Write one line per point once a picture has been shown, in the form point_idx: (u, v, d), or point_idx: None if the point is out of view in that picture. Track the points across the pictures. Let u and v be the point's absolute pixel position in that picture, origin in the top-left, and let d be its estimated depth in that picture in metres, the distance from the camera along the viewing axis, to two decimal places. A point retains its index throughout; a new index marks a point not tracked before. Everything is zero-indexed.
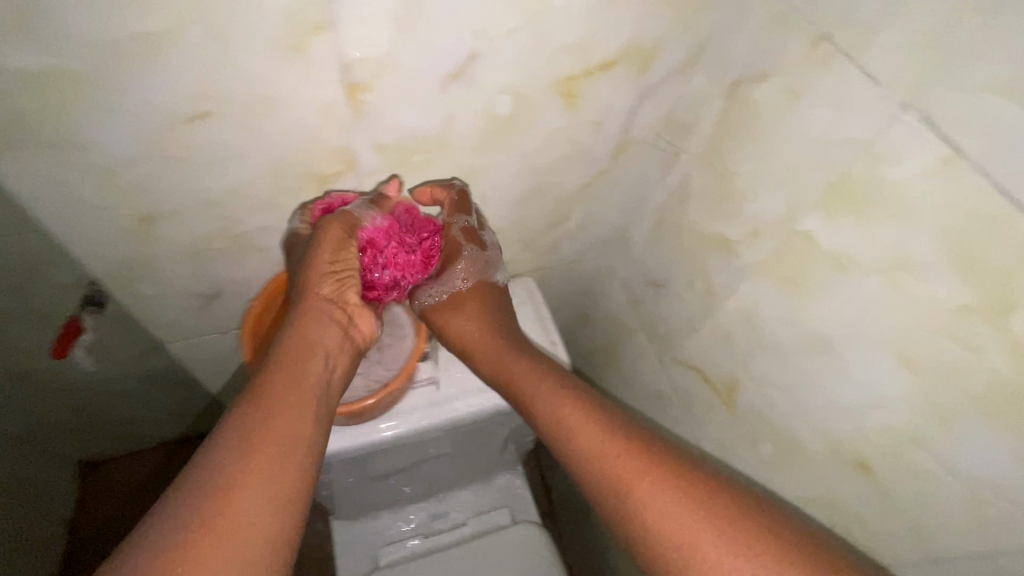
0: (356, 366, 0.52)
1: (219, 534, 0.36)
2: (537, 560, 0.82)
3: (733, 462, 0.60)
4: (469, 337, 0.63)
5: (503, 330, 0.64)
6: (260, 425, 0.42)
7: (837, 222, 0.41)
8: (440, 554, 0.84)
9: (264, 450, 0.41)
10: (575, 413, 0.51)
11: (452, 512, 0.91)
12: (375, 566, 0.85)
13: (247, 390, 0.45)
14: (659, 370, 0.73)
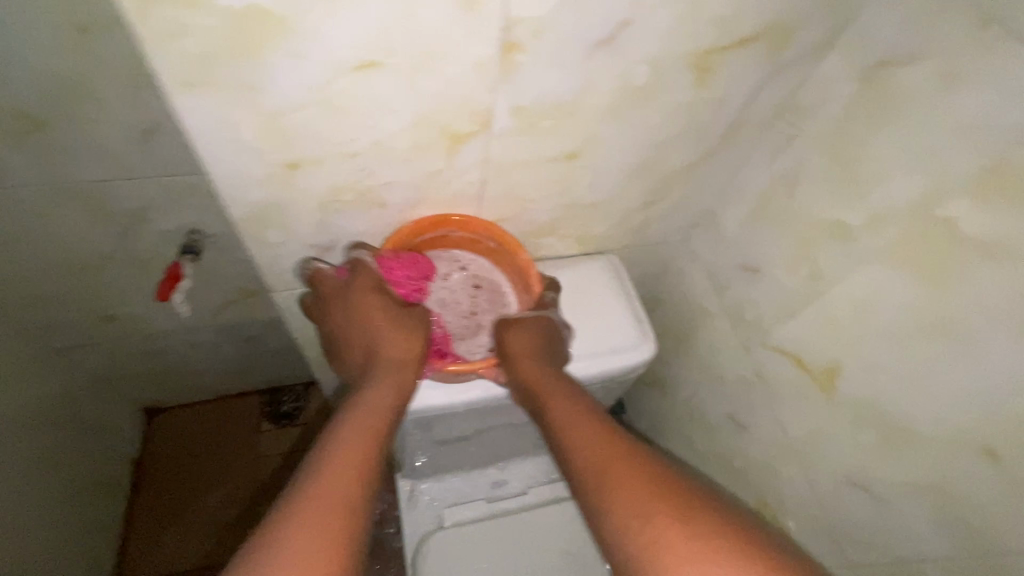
0: (389, 395, 0.56)
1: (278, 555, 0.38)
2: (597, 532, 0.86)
3: (824, 448, 0.60)
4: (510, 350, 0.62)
5: (547, 359, 0.63)
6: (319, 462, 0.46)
7: (989, 208, 0.41)
8: (505, 519, 0.88)
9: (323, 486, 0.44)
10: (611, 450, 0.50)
11: (512, 480, 0.94)
12: (441, 525, 0.89)
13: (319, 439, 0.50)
14: (742, 355, 0.73)
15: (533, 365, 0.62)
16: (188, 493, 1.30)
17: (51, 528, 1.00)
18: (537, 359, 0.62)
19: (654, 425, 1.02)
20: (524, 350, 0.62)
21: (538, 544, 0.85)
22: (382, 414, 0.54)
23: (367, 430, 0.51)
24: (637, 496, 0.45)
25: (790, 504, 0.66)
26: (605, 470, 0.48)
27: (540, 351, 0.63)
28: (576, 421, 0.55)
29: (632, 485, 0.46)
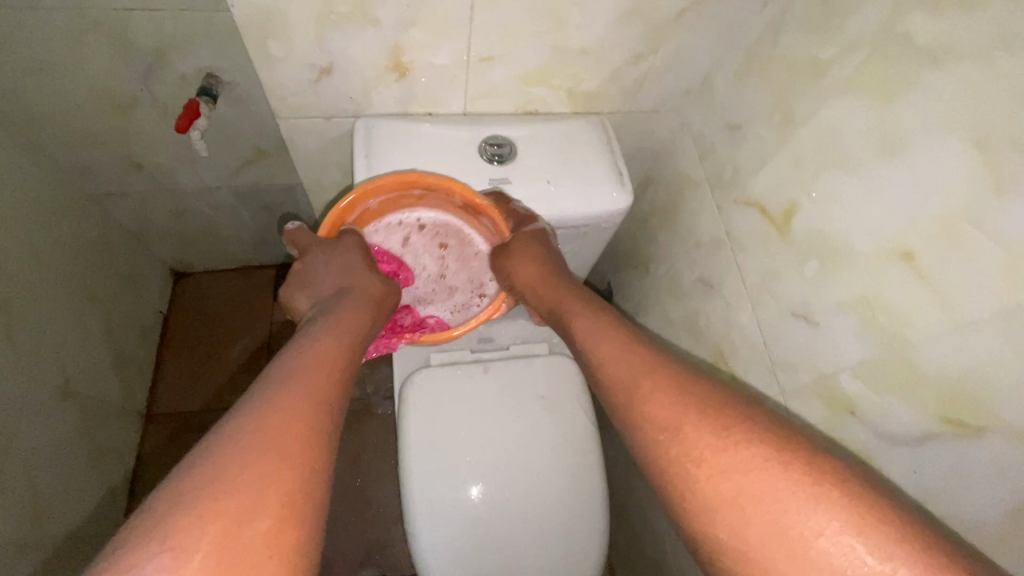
0: (361, 325, 0.62)
1: (232, 480, 0.38)
2: (566, 383, 0.97)
3: (774, 288, 0.65)
4: (532, 275, 0.70)
5: (560, 273, 0.70)
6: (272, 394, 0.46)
7: (945, 14, 0.43)
8: (485, 365, 0.96)
9: (275, 419, 0.43)
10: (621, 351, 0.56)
11: (498, 336, 1.00)
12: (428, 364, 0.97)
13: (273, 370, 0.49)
14: (717, 216, 0.77)
15: (547, 285, 0.69)
16: (206, 347, 1.41)
17: (94, 350, 1.13)
18: (549, 278, 0.69)
19: (637, 304, 1.07)
20: (537, 273, 0.70)
21: (513, 390, 0.95)
22: (355, 340, 0.60)
23: (339, 345, 0.56)
24: (639, 380, 0.51)
25: (742, 349, 0.72)
26: (617, 366, 0.54)
27: (550, 265, 0.70)
28: (586, 323, 0.62)
29: (641, 377, 0.51)
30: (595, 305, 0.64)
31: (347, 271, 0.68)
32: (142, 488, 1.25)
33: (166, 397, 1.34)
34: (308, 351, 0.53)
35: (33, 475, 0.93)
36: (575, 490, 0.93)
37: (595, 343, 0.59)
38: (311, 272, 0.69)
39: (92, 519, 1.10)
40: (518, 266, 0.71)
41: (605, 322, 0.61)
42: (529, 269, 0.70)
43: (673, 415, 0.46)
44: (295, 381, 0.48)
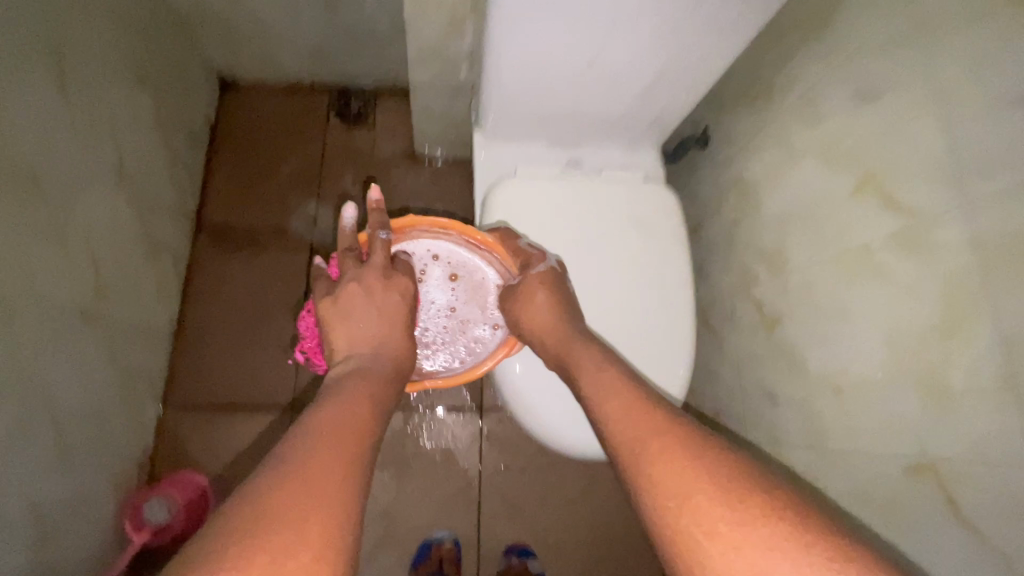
0: (388, 377, 0.58)
1: (273, 516, 0.37)
2: (667, 215, 0.86)
3: (986, 82, 0.53)
4: (541, 320, 0.69)
5: (569, 314, 0.70)
6: (314, 435, 0.45)
7: None
8: (580, 185, 0.87)
9: (322, 451, 0.43)
10: (638, 415, 0.50)
11: (587, 161, 0.93)
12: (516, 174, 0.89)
13: (315, 412, 0.48)
14: (903, 9, 0.63)
15: (552, 326, 0.69)
16: (256, 162, 1.31)
17: (149, 137, 1.05)
18: (556, 319, 0.69)
19: (743, 146, 0.95)
20: (542, 310, 0.70)
21: (606, 211, 0.85)
22: (384, 386, 0.56)
23: (371, 389, 0.54)
24: (637, 433, 0.48)
25: (908, 164, 0.61)
26: (630, 428, 0.49)
27: (561, 299, 0.71)
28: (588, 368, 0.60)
29: (639, 429, 0.49)
30: (592, 349, 0.63)
31: (367, 300, 0.64)
32: (194, 292, 1.21)
33: (218, 207, 1.27)
34: (347, 395, 0.52)
35: (90, 247, 0.88)
36: (675, 323, 0.82)
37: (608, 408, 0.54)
38: (333, 303, 0.65)
39: (150, 310, 1.07)
40: (522, 304, 0.71)
41: (610, 369, 0.59)
42: (543, 311, 0.70)
43: (677, 478, 0.43)
44: (321, 441, 0.44)
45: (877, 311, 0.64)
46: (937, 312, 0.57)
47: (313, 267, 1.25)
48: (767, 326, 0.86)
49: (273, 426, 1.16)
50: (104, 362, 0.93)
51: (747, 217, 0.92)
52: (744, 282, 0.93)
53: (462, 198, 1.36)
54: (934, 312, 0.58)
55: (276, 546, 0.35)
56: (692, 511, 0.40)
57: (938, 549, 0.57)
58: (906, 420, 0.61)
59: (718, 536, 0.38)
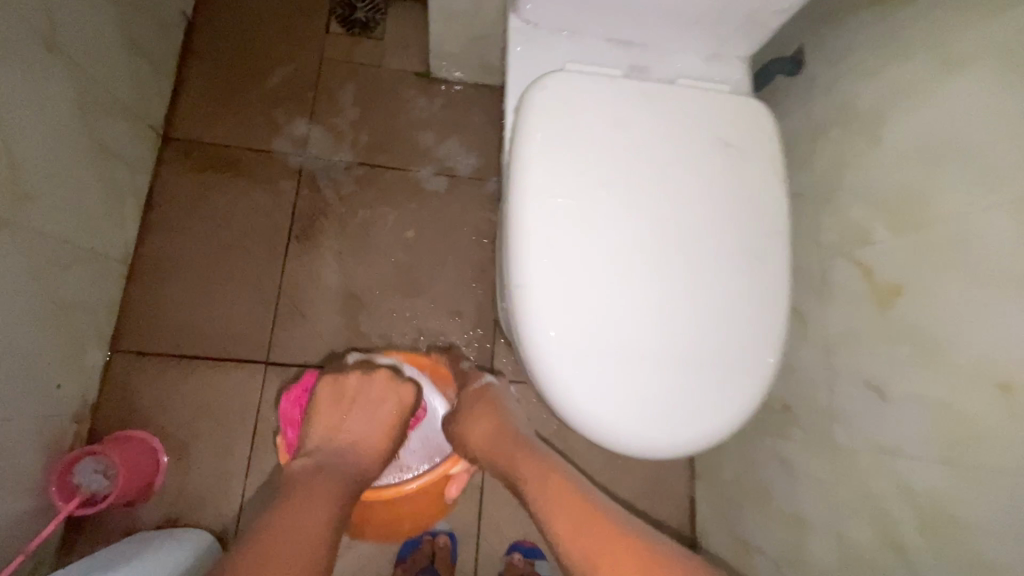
0: (349, 481, 0.65)
1: None
2: (765, 134, 0.64)
3: None
4: (483, 431, 0.75)
5: (507, 435, 0.73)
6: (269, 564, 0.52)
7: None
8: (652, 86, 0.63)
9: None
10: (589, 530, 0.56)
11: (655, 70, 0.68)
12: (564, 70, 0.65)
13: (274, 529, 0.55)
14: None
15: (496, 431, 0.74)
16: (238, 69, 1.09)
17: (100, 15, 0.84)
18: (497, 434, 0.73)
19: (861, 63, 0.72)
20: (486, 424, 0.75)
21: (685, 118, 0.62)
22: (343, 494, 0.63)
23: (335, 494, 0.62)
24: (571, 519, 0.58)
25: None
26: (575, 539, 0.56)
27: (500, 424, 0.75)
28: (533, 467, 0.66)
29: (577, 515, 0.58)
30: (531, 453, 0.68)
31: (362, 410, 0.72)
32: (156, 219, 1.01)
33: (188, 120, 1.06)
34: (312, 509, 0.59)
35: (11, 137, 0.68)
36: (764, 279, 0.61)
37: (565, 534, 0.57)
38: (340, 389, 0.73)
39: (96, 235, 0.89)
40: (470, 421, 0.77)
41: (569, 494, 0.60)
42: (482, 430, 0.75)
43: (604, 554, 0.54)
44: (290, 528, 0.56)
45: (960, 313, 0.56)
46: None
47: (300, 198, 1.05)
48: (884, 301, 0.65)
49: (242, 383, 0.97)
50: (27, 287, 0.74)
51: (862, 157, 0.70)
52: (849, 241, 0.71)
53: (483, 131, 1.14)
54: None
55: None
56: None
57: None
58: (988, 486, 0.53)
59: None
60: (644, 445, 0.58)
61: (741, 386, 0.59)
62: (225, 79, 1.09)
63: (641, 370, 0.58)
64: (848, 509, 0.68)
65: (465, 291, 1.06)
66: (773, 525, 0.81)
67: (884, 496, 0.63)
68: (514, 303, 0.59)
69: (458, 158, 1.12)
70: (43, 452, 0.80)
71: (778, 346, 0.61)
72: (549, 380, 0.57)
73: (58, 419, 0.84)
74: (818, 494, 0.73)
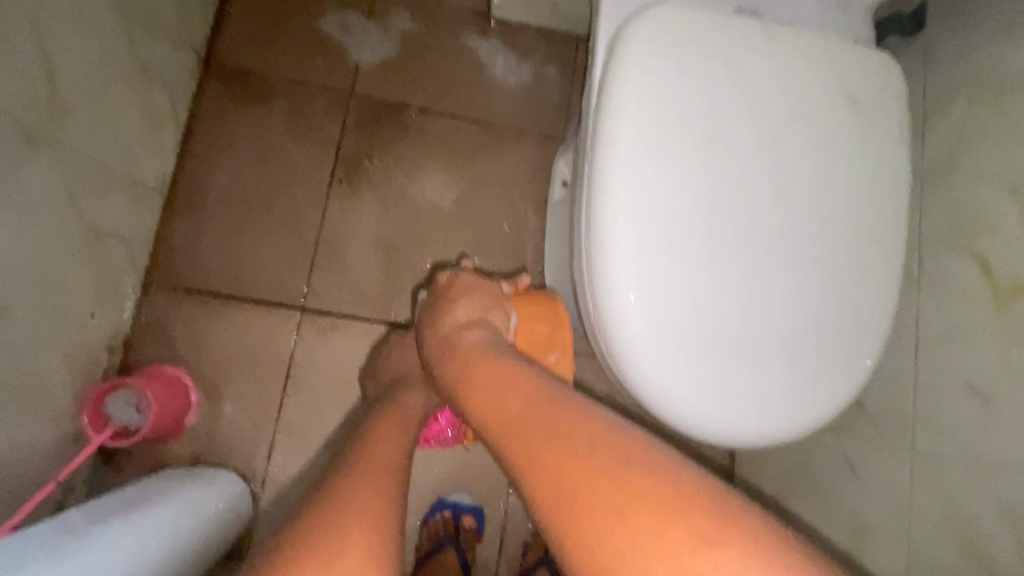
0: (415, 422, 0.66)
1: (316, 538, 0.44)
2: (891, 96, 0.55)
3: None
4: (431, 346, 0.65)
5: (453, 343, 0.62)
6: (349, 476, 0.52)
7: None
8: (770, 27, 0.55)
9: (364, 490, 0.50)
10: (549, 441, 0.44)
11: (767, 13, 0.60)
12: (666, 2, 0.57)
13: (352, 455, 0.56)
14: None
15: (435, 342, 0.65)
16: None
17: None
18: (439, 340, 0.64)
19: (1010, 21, 0.61)
20: (433, 328, 0.66)
21: (806, 67, 0.54)
22: (408, 432, 0.64)
23: (398, 428, 0.63)
24: (522, 439, 0.45)
25: None
26: (532, 453, 0.44)
27: (445, 330, 0.64)
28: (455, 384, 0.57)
29: (498, 425, 0.49)
30: (467, 355, 0.59)
31: (401, 361, 0.78)
32: (194, 150, 0.96)
33: (231, 45, 0.99)
34: (378, 436, 0.60)
35: (49, 42, 0.63)
36: (877, 264, 0.54)
37: (523, 450, 0.45)
38: (381, 365, 0.81)
39: (134, 162, 0.84)
40: (426, 334, 0.67)
41: (526, 404, 0.48)
42: (432, 345, 0.65)
43: (532, 452, 0.44)
44: (381, 428, 0.62)
45: None
46: None
47: (345, 137, 0.99)
48: (1002, 300, 0.58)
49: (276, 328, 0.94)
50: (62, 210, 0.70)
51: (994, 132, 0.61)
52: (962, 229, 0.63)
53: (539, 81, 1.05)
54: None
55: (333, 552, 0.43)
56: (581, 527, 0.38)
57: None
58: None
59: (612, 534, 0.36)
60: (730, 436, 0.51)
61: (839, 362, 0.53)
62: (272, 1, 1.01)
63: (732, 353, 0.51)
64: (921, 519, 0.62)
65: (510, 251, 1.00)
66: (822, 524, 0.76)
67: (970, 510, 0.57)
68: (592, 265, 0.51)
69: (511, 108, 1.03)
70: (75, 382, 0.78)
71: (879, 342, 0.54)
72: (628, 356, 0.50)
73: (89, 349, 0.81)
74: (886, 500, 0.67)
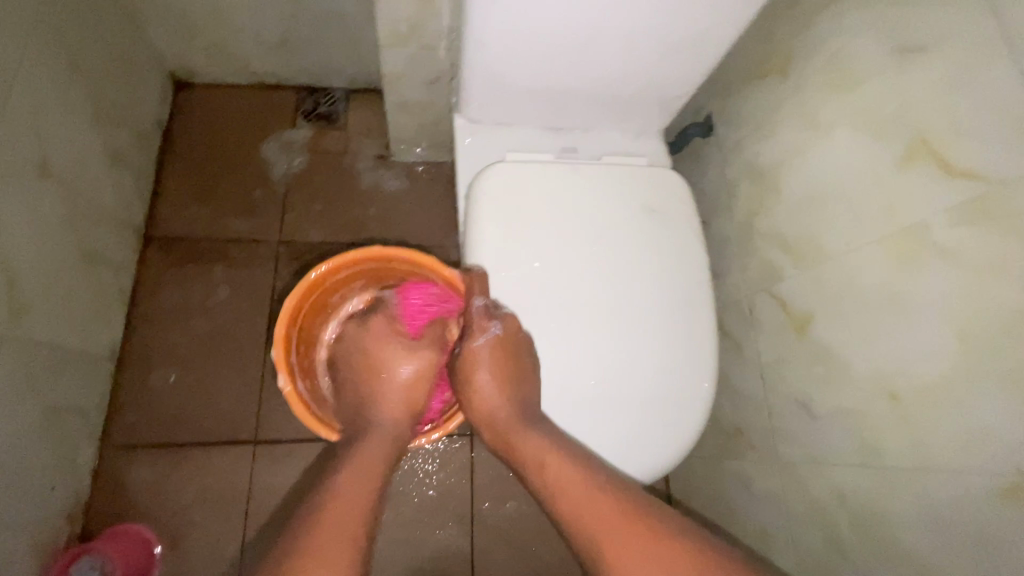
0: (388, 455, 0.58)
1: None
2: (678, 198, 0.75)
3: None
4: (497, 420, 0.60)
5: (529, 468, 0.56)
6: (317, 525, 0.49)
7: None
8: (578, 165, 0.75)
9: (328, 545, 0.48)
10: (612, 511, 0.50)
11: (583, 148, 0.81)
12: (503, 157, 0.78)
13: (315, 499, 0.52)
14: None
15: (507, 413, 0.60)
16: (216, 165, 1.19)
17: (87, 139, 0.93)
18: (507, 411, 0.60)
19: (757, 129, 0.84)
20: (496, 407, 0.60)
21: (611, 187, 0.74)
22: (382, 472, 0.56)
23: (375, 465, 0.56)
24: (581, 494, 0.52)
25: (982, 123, 0.51)
26: (592, 512, 0.51)
27: (516, 398, 0.61)
28: (538, 449, 0.56)
29: (564, 473, 0.54)
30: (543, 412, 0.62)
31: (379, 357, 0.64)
32: (140, 313, 1.07)
33: (171, 217, 1.14)
34: (347, 475, 0.54)
35: (7, 259, 0.75)
36: (694, 324, 0.71)
37: (586, 504, 0.51)
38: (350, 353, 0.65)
39: (85, 336, 0.94)
40: (483, 404, 0.61)
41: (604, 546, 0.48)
42: (497, 407, 0.60)
43: (592, 503, 0.51)
44: (351, 467, 0.55)
45: (852, 307, 0.65)
46: (926, 317, 0.56)
47: (279, 278, 1.13)
48: (798, 328, 0.75)
49: (232, 463, 1.01)
50: (22, 397, 0.78)
51: (767, 203, 0.82)
52: (766, 277, 0.82)
53: (442, 203, 1.23)
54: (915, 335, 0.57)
55: None
56: None
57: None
58: (938, 462, 0.55)
59: None
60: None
61: (686, 406, 0.68)
62: (205, 174, 1.18)
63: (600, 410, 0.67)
64: (799, 519, 0.75)
65: None
66: (742, 540, 0.87)
67: (821, 499, 0.71)
68: None
69: (420, 227, 1.21)
70: (39, 556, 0.82)
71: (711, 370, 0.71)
72: None
73: (52, 522, 0.86)
74: (773, 506, 0.80)
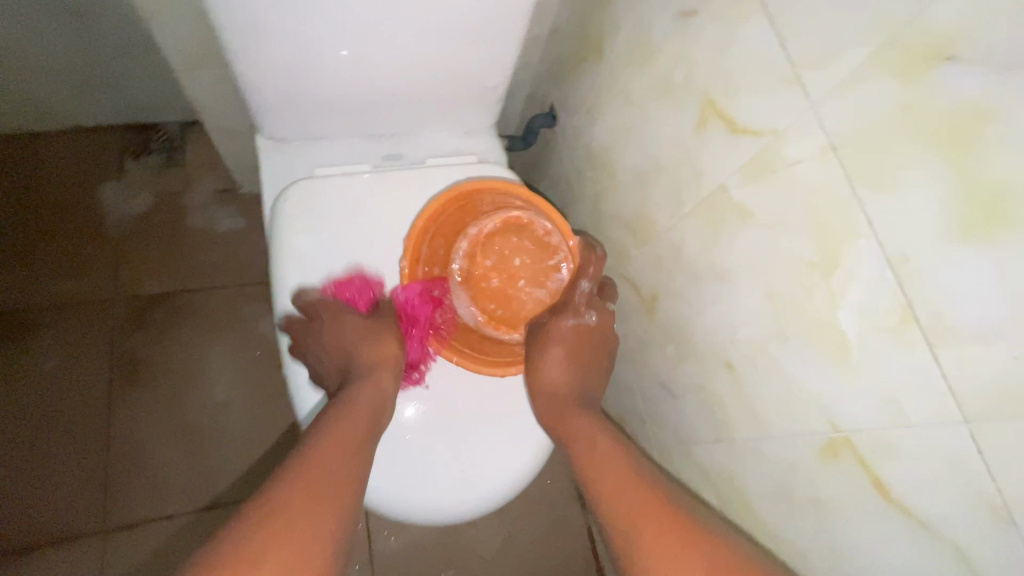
0: (381, 402, 0.60)
1: (266, 540, 0.44)
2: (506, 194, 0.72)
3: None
4: (560, 384, 0.68)
5: (596, 434, 0.62)
6: (301, 461, 0.51)
7: None
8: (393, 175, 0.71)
9: (311, 480, 0.49)
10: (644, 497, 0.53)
11: (407, 153, 0.76)
12: (312, 174, 0.72)
13: (303, 442, 0.53)
14: None
15: (573, 388, 0.68)
16: (28, 225, 1.04)
17: None
18: (573, 385, 0.68)
19: (590, 113, 0.82)
20: (563, 373, 0.68)
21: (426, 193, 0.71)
22: (370, 419, 0.58)
23: (362, 415, 0.57)
24: (614, 479, 0.56)
25: (751, 79, 0.49)
26: (619, 494, 0.55)
27: (580, 376, 0.70)
28: (587, 430, 0.63)
29: (603, 460, 0.58)
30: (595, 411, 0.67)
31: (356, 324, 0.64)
32: None
33: None
34: (329, 420, 0.55)
35: None
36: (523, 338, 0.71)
37: (616, 490, 0.55)
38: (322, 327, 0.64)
39: None
40: (553, 372, 0.68)
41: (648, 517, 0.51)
42: (559, 376, 0.68)
43: (618, 486, 0.55)
44: (338, 413, 0.56)
45: (684, 283, 0.64)
46: (738, 284, 0.54)
47: (120, 341, 1.00)
48: (649, 310, 0.72)
49: (82, 559, 0.89)
50: None
51: (608, 187, 0.80)
52: (617, 261, 0.79)
53: None
54: (734, 306, 0.56)
55: (268, 555, 0.43)
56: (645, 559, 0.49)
57: (909, 558, 0.42)
58: (773, 436, 0.53)
59: None
60: (399, 515, 0.65)
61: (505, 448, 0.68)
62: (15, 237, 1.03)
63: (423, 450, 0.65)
64: None
65: None
66: None
67: (694, 482, 0.69)
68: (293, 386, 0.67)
69: None
70: None
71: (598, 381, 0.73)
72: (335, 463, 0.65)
73: None
74: None
